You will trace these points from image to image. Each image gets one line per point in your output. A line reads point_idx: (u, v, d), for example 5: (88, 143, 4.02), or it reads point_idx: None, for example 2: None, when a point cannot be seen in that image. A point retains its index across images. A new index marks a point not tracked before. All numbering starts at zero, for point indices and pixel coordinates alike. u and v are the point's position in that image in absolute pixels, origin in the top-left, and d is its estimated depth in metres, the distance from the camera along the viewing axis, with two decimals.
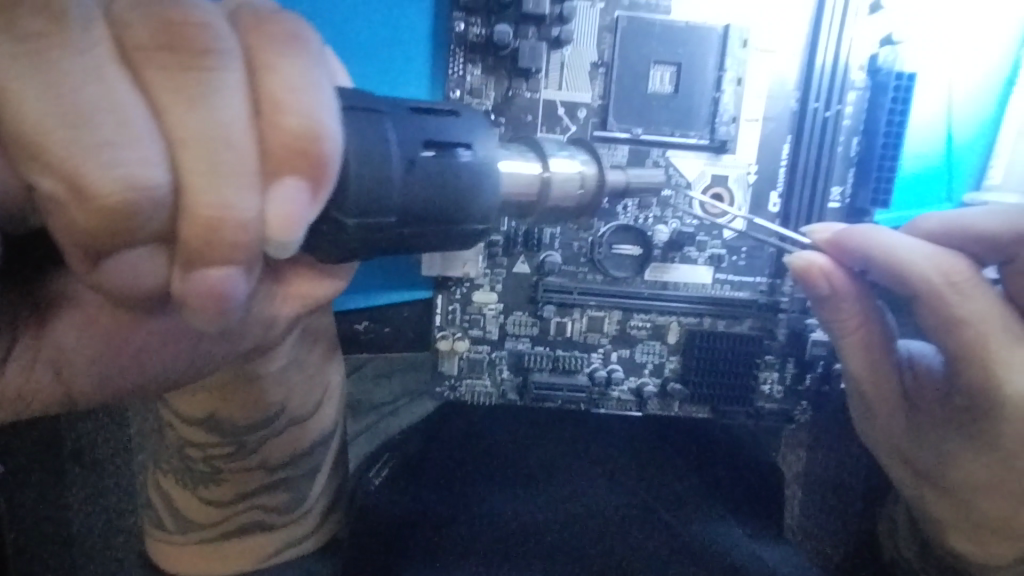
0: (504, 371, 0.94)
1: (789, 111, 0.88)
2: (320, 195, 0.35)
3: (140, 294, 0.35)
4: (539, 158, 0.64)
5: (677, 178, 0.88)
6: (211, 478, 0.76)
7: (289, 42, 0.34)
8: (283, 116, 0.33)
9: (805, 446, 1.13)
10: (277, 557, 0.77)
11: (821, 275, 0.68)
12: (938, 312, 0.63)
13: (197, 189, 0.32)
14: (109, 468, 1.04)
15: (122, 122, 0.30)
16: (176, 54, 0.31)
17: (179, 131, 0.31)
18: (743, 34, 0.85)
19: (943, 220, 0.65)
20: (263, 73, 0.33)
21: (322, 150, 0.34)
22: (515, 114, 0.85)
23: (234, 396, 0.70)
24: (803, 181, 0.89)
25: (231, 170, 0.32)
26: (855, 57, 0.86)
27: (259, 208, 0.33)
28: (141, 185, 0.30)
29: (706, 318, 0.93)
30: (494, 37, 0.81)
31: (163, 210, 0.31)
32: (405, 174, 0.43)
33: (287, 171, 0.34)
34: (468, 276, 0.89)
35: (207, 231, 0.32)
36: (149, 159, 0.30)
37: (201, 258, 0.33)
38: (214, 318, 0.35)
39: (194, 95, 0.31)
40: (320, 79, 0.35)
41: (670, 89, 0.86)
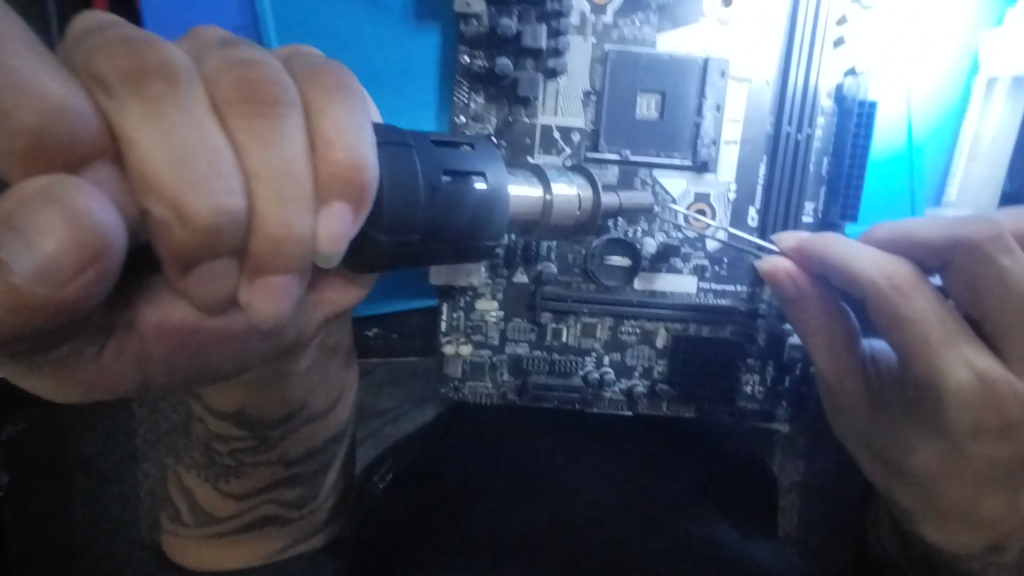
0: (504, 374, 1.01)
1: (764, 134, 0.97)
2: (359, 215, 0.41)
3: (208, 304, 0.40)
4: (542, 184, 0.71)
5: (662, 196, 0.97)
6: (232, 472, 0.82)
7: (338, 92, 0.42)
8: (334, 151, 0.39)
9: (800, 454, 1.19)
10: (288, 551, 0.85)
11: (786, 276, 0.79)
12: (888, 313, 0.71)
13: (265, 213, 0.37)
14: (114, 477, 1.16)
15: (214, 159, 0.35)
16: (254, 104, 0.37)
17: (255, 165, 0.37)
18: (721, 65, 0.93)
19: (892, 230, 0.74)
20: (317, 116, 0.40)
21: (363, 179, 0.40)
22: (514, 138, 0.93)
23: (262, 395, 0.75)
24: (778, 198, 0.97)
25: (293, 195, 0.38)
26: (824, 84, 0.95)
27: (312, 227, 0.39)
28: (227, 211, 0.36)
29: (691, 324, 1.01)
30: (496, 69, 0.88)
31: (240, 228, 0.37)
32: (428, 197, 0.50)
33: (335, 196, 0.40)
34: (472, 285, 0.97)
35: (272, 246, 0.38)
36: (232, 190, 0.36)
37: (266, 268, 0.39)
38: (270, 316, 0.41)
39: (265, 135, 0.37)
40: (362, 122, 0.42)
41: (656, 115, 0.94)
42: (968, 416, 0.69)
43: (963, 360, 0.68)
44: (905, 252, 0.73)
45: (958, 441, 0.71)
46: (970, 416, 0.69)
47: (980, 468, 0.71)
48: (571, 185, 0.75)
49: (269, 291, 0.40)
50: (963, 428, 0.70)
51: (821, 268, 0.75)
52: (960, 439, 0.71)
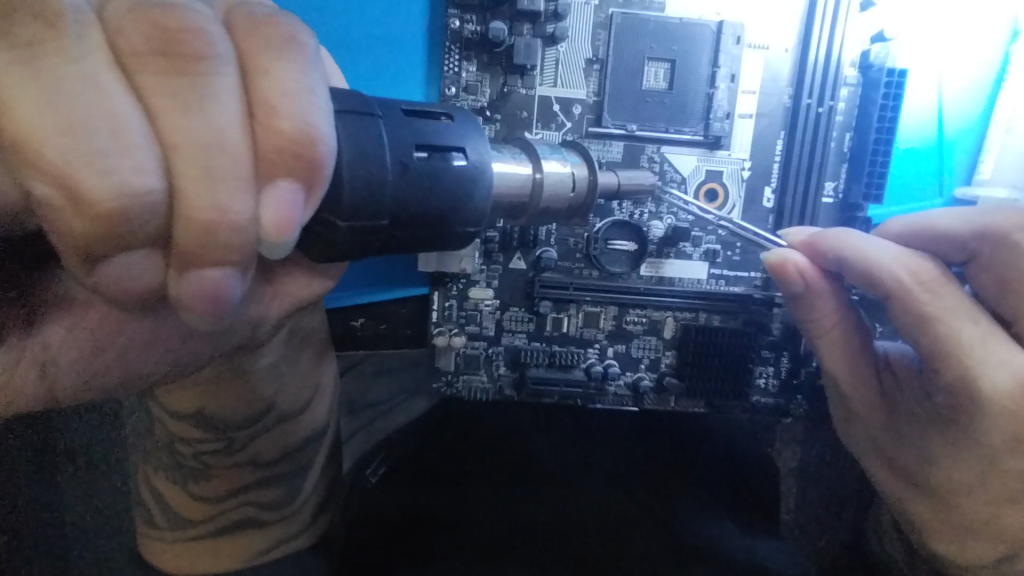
0: (501, 367, 0.94)
1: (783, 106, 0.89)
2: (313, 197, 0.35)
3: (131, 300, 0.34)
4: (531, 161, 0.64)
5: (672, 175, 0.89)
6: (201, 475, 0.74)
7: (286, 45, 0.34)
8: (277, 120, 0.33)
9: (798, 441, 1.07)
10: (270, 554, 0.78)
11: (795, 271, 0.74)
12: (911, 311, 0.65)
13: (190, 195, 0.31)
14: (105, 468, 0.98)
15: (118, 129, 0.29)
16: (169, 60, 0.31)
17: (172, 136, 0.31)
18: (737, 30, 0.86)
19: (909, 221, 0.69)
20: (257, 76, 0.33)
21: (316, 154, 0.34)
22: (510, 111, 0.85)
23: (219, 391, 0.69)
24: (797, 176, 0.90)
25: (225, 174, 0.32)
26: (848, 52, 0.88)
27: (253, 212, 0.33)
28: (132, 192, 0.30)
29: (701, 314, 0.94)
30: (490, 33, 0.81)
31: (159, 214, 0.31)
32: (397, 176, 0.43)
33: (281, 174, 0.33)
34: (465, 272, 0.89)
35: (202, 235, 0.32)
36: (143, 167, 0.30)
37: (196, 261, 0.33)
38: (208, 317, 0.35)
39: (188, 100, 0.31)
40: (315, 83, 0.35)
41: (664, 86, 0.86)
42: (1005, 425, 0.61)
43: (993, 361, 0.61)
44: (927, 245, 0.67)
45: (989, 453, 0.63)
46: (1013, 425, 0.60)
47: (1009, 481, 0.63)
48: (564, 165, 0.66)
49: (199, 284, 0.34)
50: (996, 439, 0.62)
51: (835, 267, 0.71)
52: (994, 453, 0.62)
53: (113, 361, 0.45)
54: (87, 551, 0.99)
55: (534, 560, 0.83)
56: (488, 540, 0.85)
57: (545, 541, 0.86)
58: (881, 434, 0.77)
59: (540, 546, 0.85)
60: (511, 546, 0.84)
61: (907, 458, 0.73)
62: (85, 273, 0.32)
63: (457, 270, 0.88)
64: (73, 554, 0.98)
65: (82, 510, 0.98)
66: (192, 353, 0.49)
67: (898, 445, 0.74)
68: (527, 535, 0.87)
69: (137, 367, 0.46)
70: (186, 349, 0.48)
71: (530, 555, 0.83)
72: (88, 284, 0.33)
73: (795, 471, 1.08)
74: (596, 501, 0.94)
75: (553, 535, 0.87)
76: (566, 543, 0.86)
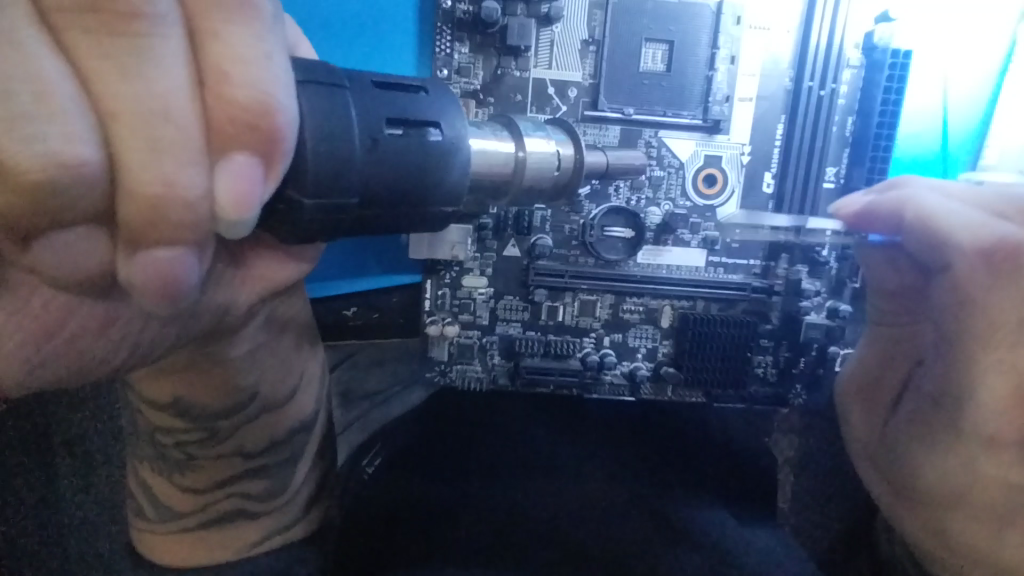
0: (494, 356, 0.92)
1: (783, 90, 0.87)
2: (273, 171, 0.33)
3: (77, 278, 0.33)
4: (513, 138, 0.62)
5: (670, 159, 0.87)
6: (185, 465, 0.73)
7: (239, 7, 0.32)
8: (230, 88, 0.31)
9: (796, 430, 1.06)
10: (260, 546, 0.76)
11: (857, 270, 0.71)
12: (950, 286, 0.57)
13: (134, 168, 0.30)
14: (99, 458, 0.96)
15: (43, 94, 0.27)
16: (101, 17, 0.28)
17: (110, 104, 0.29)
18: (737, 11, 0.84)
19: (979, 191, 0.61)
20: (206, 40, 0.31)
21: (274, 125, 0.32)
22: (503, 94, 0.83)
23: (195, 380, 0.67)
24: (797, 161, 0.88)
25: (172, 145, 0.30)
26: (850, 34, 0.86)
27: (207, 187, 0.31)
28: (65, 163, 0.28)
29: (699, 302, 0.92)
30: (482, 13, 0.78)
31: (98, 188, 0.29)
32: (365, 152, 0.42)
33: (236, 146, 0.32)
34: (457, 258, 0.87)
35: (148, 211, 0.31)
36: (76, 136, 0.28)
37: (143, 239, 0.31)
38: (162, 301, 0.33)
39: (125, 63, 0.29)
40: (272, 49, 0.33)
41: (662, 68, 0.84)
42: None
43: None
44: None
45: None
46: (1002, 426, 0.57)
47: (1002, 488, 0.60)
48: (549, 142, 0.64)
49: (149, 266, 0.32)
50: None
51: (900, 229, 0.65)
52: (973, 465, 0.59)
53: (64, 347, 0.42)
54: (81, 542, 0.96)
55: (545, 539, 0.81)
56: (490, 523, 0.82)
57: (557, 530, 0.82)
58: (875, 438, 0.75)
59: (541, 530, 0.82)
60: (511, 526, 0.82)
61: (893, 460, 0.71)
62: (22, 252, 0.31)
63: (449, 257, 0.86)
64: (68, 545, 0.96)
65: (76, 500, 0.96)
66: (154, 340, 0.48)
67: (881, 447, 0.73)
68: (532, 522, 0.83)
69: (94, 357, 0.44)
70: (149, 334, 0.47)
71: (549, 541, 0.80)
72: (25, 262, 0.32)
73: (793, 461, 1.07)
74: (591, 489, 0.92)
75: (559, 520, 0.84)
76: (566, 528, 0.83)
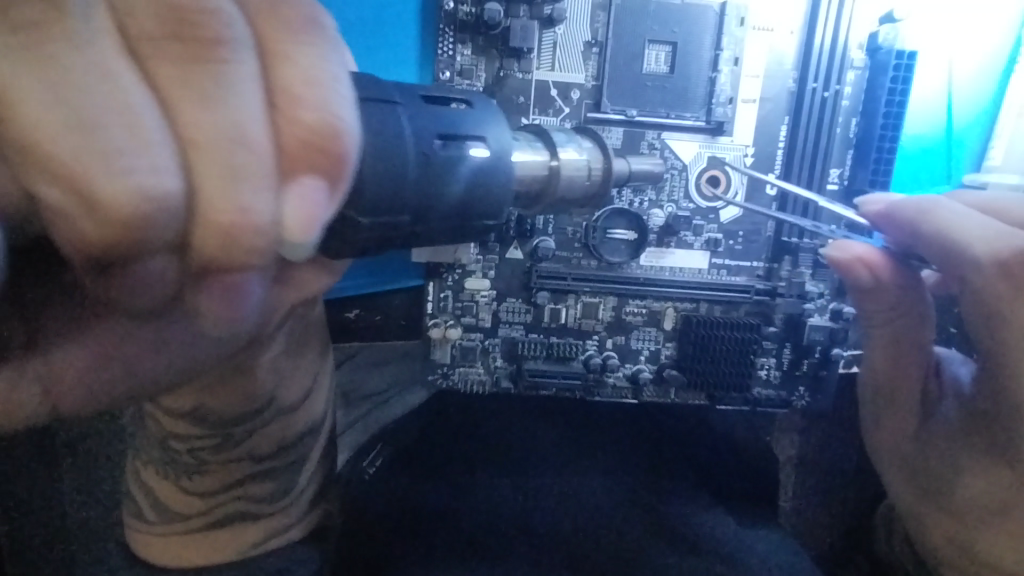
0: (497, 359, 0.92)
1: (787, 91, 0.87)
2: (338, 191, 0.32)
3: (148, 308, 0.32)
4: (548, 149, 0.63)
5: (673, 162, 0.87)
6: (194, 470, 0.73)
7: (305, 27, 0.31)
8: (300, 110, 0.30)
9: (798, 429, 1.07)
10: (263, 547, 0.75)
11: (861, 266, 0.73)
12: (980, 298, 0.61)
13: (210, 196, 0.29)
14: (102, 461, 0.96)
15: (133, 125, 0.26)
16: (186, 45, 0.28)
17: (191, 131, 0.28)
18: (740, 12, 0.83)
19: (981, 199, 0.65)
20: (278, 61, 0.30)
21: (342, 148, 0.31)
22: (506, 96, 0.83)
23: (219, 391, 0.67)
24: (801, 162, 0.88)
25: (248, 171, 0.29)
26: (855, 33, 0.85)
27: (276, 212, 0.30)
28: (152, 196, 0.27)
29: (702, 304, 0.92)
30: (485, 15, 0.78)
31: (177, 219, 0.28)
32: (420, 167, 0.43)
33: (305, 170, 0.31)
34: (460, 261, 0.88)
35: (223, 239, 0.30)
36: (160, 166, 0.27)
37: (215, 266, 0.31)
38: (224, 319, 0.34)
39: (205, 89, 0.28)
40: (338, 70, 0.32)
41: (665, 70, 0.84)
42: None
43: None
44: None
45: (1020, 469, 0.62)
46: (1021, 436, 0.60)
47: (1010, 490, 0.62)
48: (579, 152, 0.65)
49: (221, 290, 0.32)
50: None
51: (908, 239, 0.65)
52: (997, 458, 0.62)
53: None
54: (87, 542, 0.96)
55: (551, 540, 0.81)
56: (498, 525, 0.82)
57: (567, 533, 0.82)
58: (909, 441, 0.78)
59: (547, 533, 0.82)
60: (520, 528, 0.82)
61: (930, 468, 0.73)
62: (101, 284, 0.30)
63: (453, 259, 0.87)
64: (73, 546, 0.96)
65: (78, 501, 0.96)
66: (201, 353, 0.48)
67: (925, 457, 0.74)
68: (536, 525, 0.83)
69: None
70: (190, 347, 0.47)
71: (551, 543, 0.80)
72: (101, 293, 0.31)
73: (794, 460, 1.07)
74: (594, 489, 0.91)
75: (570, 521, 0.84)
76: (574, 529, 0.83)
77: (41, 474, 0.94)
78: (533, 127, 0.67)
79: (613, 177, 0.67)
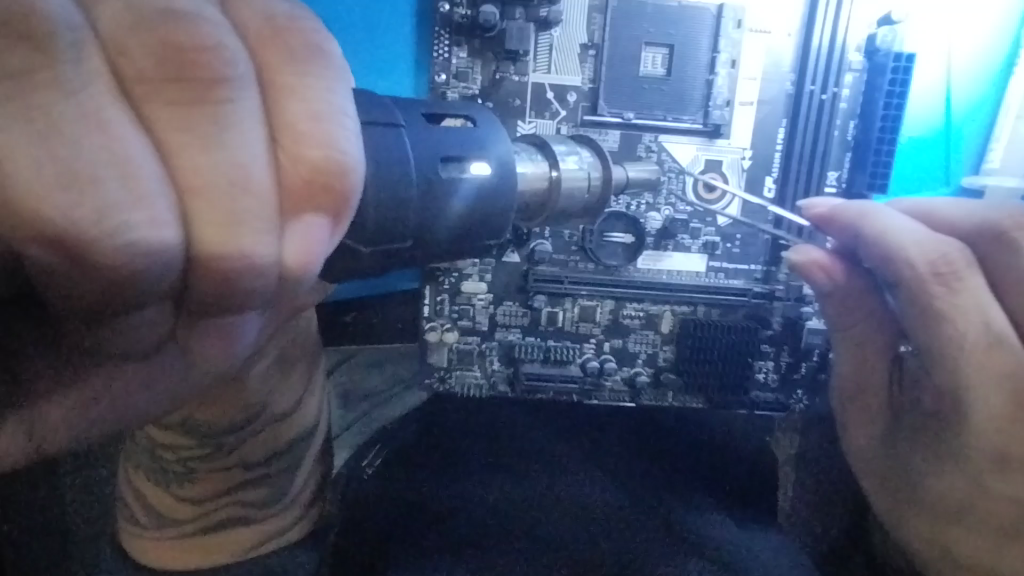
0: (494, 363, 0.92)
1: (785, 94, 0.86)
2: (341, 227, 0.32)
3: (138, 352, 0.32)
4: (548, 160, 0.62)
5: (670, 164, 0.87)
6: (185, 477, 0.73)
7: (312, 56, 0.30)
8: (305, 148, 0.29)
9: (799, 429, 1.06)
10: (266, 546, 0.76)
11: (818, 269, 0.69)
12: (914, 301, 0.60)
13: (210, 244, 0.28)
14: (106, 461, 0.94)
15: (129, 178, 0.25)
16: (184, 86, 0.27)
17: (190, 178, 0.27)
18: (738, 14, 0.83)
19: (914, 205, 0.65)
20: (283, 95, 0.30)
21: (347, 185, 0.31)
22: (502, 99, 0.82)
23: (210, 403, 0.68)
24: (799, 165, 0.87)
25: (248, 215, 0.28)
26: (854, 37, 0.85)
27: (279, 254, 0.30)
28: (149, 250, 0.26)
29: (700, 307, 0.91)
30: (481, 18, 0.78)
31: (175, 268, 0.28)
32: (422, 194, 0.43)
33: (310, 210, 0.30)
34: (457, 266, 0.87)
35: (224, 285, 0.29)
36: (159, 219, 0.26)
37: (212, 309, 0.30)
38: (218, 355, 0.35)
39: (206, 132, 0.27)
40: (344, 102, 0.31)
41: (662, 72, 0.84)
42: (997, 439, 0.58)
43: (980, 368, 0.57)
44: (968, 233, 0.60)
45: (976, 474, 0.60)
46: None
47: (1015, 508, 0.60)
48: (580, 163, 0.65)
49: (216, 331, 0.33)
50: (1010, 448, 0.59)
51: (852, 242, 0.64)
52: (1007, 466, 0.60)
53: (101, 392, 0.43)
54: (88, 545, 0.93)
55: (548, 543, 0.79)
56: (494, 528, 0.80)
57: (564, 537, 0.80)
58: (877, 449, 0.76)
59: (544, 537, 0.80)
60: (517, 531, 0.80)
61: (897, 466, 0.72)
62: (92, 330, 0.30)
63: (451, 264, 0.86)
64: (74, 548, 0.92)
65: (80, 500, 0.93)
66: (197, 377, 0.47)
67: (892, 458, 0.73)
68: (534, 527, 0.81)
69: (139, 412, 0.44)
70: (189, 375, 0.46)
71: (546, 543, 0.79)
72: (90, 340, 0.31)
73: (795, 459, 1.07)
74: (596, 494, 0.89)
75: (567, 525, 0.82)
76: (572, 533, 0.81)
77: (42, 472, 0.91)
78: (534, 137, 0.66)
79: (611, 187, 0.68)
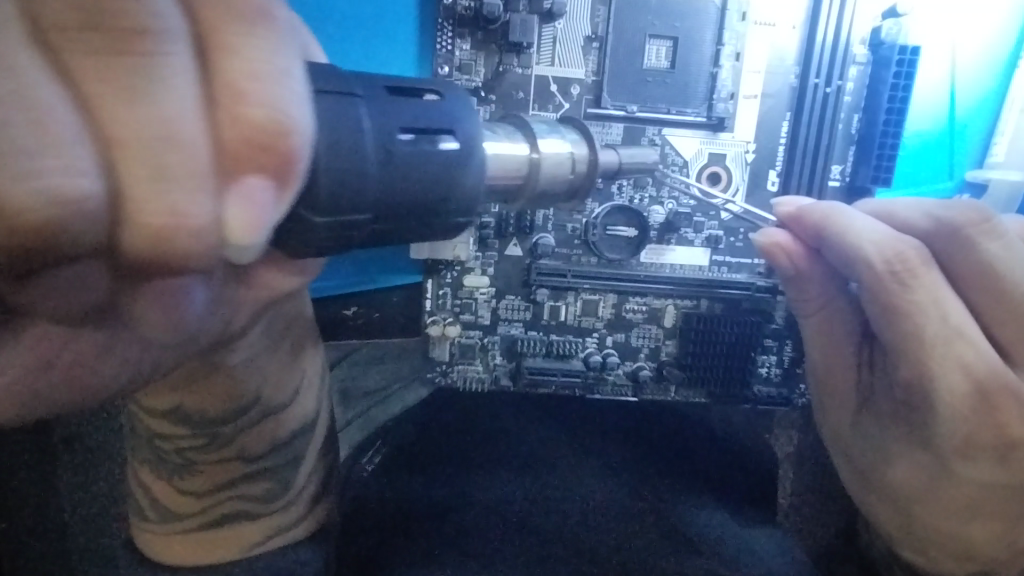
0: (496, 357, 0.91)
1: (789, 86, 0.86)
2: (286, 194, 0.29)
3: (67, 314, 0.29)
4: (528, 140, 0.62)
5: (673, 158, 0.87)
6: (186, 469, 0.72)
7: (258, 19, 0.28)
8: (245, 106, 0.27)
9: (796, 427, 1.05)
10: (262, 546, 0.74)
11: (781, 253, 0.68)
12: (875, 298, 0.61)
13: (137, 198, 0.26)
14: (102, 456, 0.94)
15: (38, 122, 0.23)
16: (105, 35, 0.25)
17: (113, 129, 0.25)
18: (742, 6, 0.83)
19: (876, 207, 0.65)
20: (221, 50, 0.27)
21: (291, 146, 0.28)
22: (504, 91, 0.82)
23: (201, 391, 0.67)
24: (802, 158, 0.87)
25: (179, 171, 0.26)
26: (858, 30, 0.84)
27: (215, 214, 0.28)
28: (66, 202, 0.24)
29: (703, 301, 0.91)
30: (484, 10, 0.77)
31: (98, 225, 0.25)
32: (381, 163, 0.42)
33: (248, 170, 0.28)
34: (458, 259, 0.87)
35: (153, 245, 0.27)
36: (76, 168, 0.24)
37: (144, 270, 0.28)
38: (164, 328, 0.32)
39: (132, 85, 0.25)
40: (290, 63, 0.29)
41: (666, 65, 0.83)
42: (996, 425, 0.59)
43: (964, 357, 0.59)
44: (924, 234, 0.61)
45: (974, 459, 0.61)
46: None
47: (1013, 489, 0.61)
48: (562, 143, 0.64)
49: (161, 302, 0.30)
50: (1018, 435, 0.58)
51: (816, 240, 0.65)
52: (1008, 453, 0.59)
53: None
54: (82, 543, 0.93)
55: (549, 539, 0.78)
56: (495, 526, 0.79)
57: (566, 534, 0.79)
58: (850, 436, 0.74)
59: (543, 533, 0.79)
60: (515, 530, 0.79)
61: (867, 454, 0.70)
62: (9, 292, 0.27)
63: (451, 257, 0.86)
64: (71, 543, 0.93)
65: (74, 495, 0.93)
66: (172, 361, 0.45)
67: (863, 444, 0.71)
68: (534, 524, 0.80)
69: None
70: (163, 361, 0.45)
71: (550, 539, 0.78)
72: (13, 304, 0.28)
73: (792, 457, 1.06)
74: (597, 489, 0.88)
75: (569, 521, 0.82)
76: (573, 529, 0.81)
77: (39, 473, 0.92)
78: (513, 119, 0.66)
79: (596, 170, 0.67)
